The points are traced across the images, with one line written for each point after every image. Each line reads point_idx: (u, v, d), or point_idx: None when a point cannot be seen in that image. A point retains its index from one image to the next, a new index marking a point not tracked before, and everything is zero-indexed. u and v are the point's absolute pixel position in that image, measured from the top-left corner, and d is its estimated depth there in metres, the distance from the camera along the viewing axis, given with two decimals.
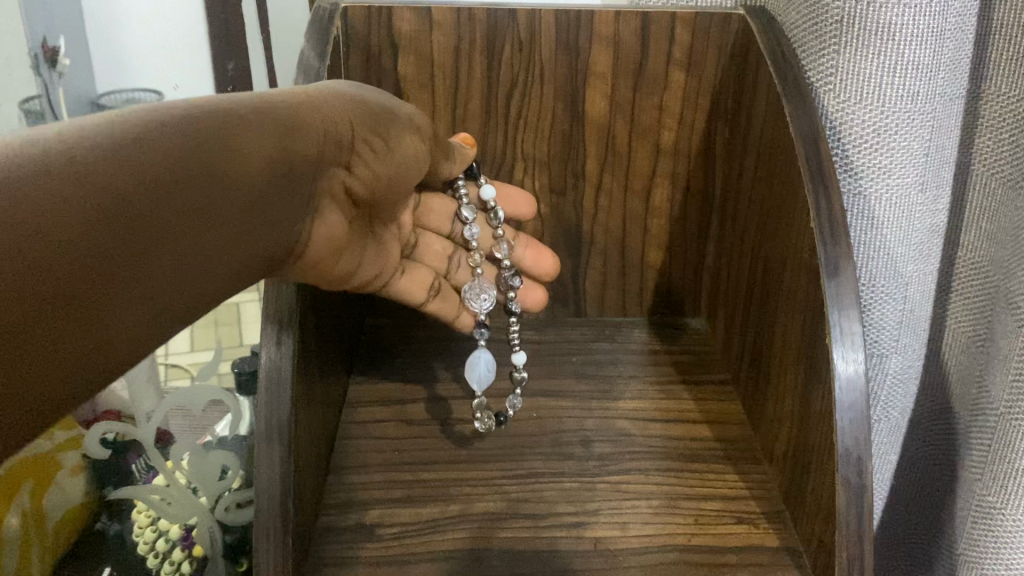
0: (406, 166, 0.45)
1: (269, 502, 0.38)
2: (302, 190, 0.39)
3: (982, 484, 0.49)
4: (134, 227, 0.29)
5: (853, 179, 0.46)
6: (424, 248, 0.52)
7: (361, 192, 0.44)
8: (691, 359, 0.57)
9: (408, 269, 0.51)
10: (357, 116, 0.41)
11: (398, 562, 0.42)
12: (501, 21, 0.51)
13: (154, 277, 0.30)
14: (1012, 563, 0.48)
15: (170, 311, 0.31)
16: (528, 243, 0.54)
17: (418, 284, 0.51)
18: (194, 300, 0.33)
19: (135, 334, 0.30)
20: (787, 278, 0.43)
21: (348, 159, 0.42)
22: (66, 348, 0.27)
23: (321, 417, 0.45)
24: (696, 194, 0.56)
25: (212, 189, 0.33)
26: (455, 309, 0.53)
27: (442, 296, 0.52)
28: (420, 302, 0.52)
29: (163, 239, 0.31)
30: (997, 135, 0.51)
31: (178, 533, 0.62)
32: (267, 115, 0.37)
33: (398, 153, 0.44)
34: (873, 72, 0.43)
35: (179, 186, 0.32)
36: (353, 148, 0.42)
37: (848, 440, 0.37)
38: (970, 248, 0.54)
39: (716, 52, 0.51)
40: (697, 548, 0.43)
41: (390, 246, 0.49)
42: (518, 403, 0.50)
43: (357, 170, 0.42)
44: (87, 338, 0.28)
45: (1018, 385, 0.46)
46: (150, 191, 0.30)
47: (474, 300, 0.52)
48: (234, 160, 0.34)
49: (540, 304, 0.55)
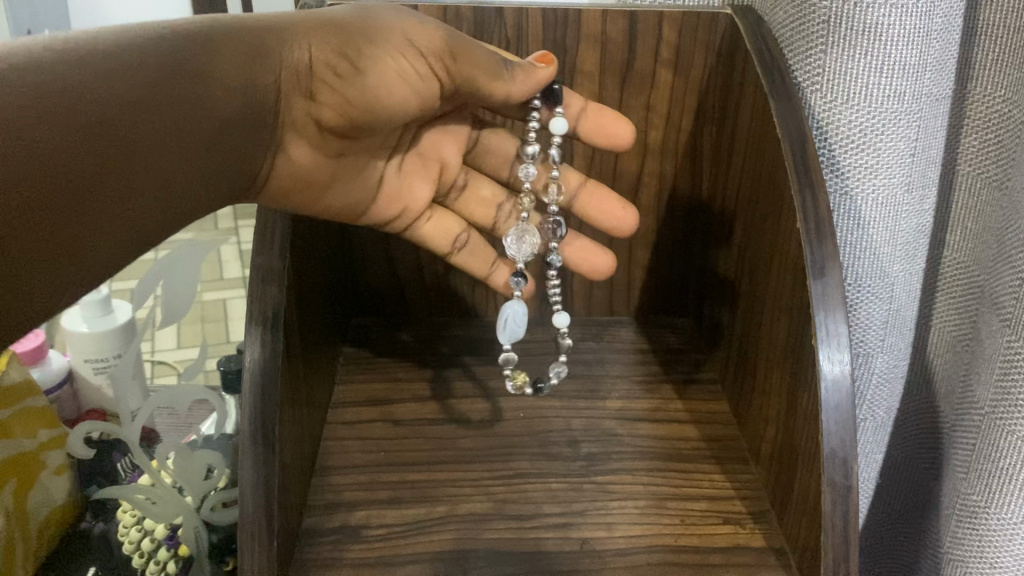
0: (390, 91, 0.44)
1: (253, 504, 0.37)
2: (259, 122, 0.42)
3: (966, 483, 0.49)
4: (106, 146, 0.34)
5: (840, 179, 0.46)
6: (471, 192, 0.55)
7: (331, 123, 0.45)
8: (678, 359, 0.57)
9: (438, 215, 0.53)
10: (318, 39, 0.43)
11: (384, 564, 0.42)
12: (488, 20, 0.51)
13: (117, 203, 0.35)
14: (996, 562, 0.48)
15: (130, 233, 0.36)
16: (591, 191, 0.52)
17: (444, 232, 0.53)
18: (154, 220, 0.37)
19: (93, 263, 0.34)
20: (772, 277, 0.44)
21: (313, 86, 0.43)
22: (44, 238, 0.31)
23: (306, 417, 0.45)
24: (684, 194, 0.56)
25: (166, 123, 0.36)
26: (484, 265, 0.55)
27: (472, 249, 0.54)
28: (445, 253, 0.54)
29: (128, 168, 0.35)
30: (983, 135, 0.51)
31: (163, 532, 0.60)
32: (201, 49, 0.38)
33: (371, 76, 0.43)
34: (859, 72, 0.43)
35: (138, 103, 0.35)
36: (314, 74, 0.43)
37: (833, 441, 0.37)
38: (956, 247, 0.54)
39: (703, 51, 0.51)
40: (683, 548, 0.43)
41: (417, 188, 0.52)
42: (561, 372, 0.50)
43: (322, 97, 0.44)
44: (62, 240, 0.32)
45: (1003, 385, 0.46)
46: (119, 115, 0.34)
47: (514, 244, 0.51)
48: (182, 94, 0.37)
49: (603, 268, 0.54)
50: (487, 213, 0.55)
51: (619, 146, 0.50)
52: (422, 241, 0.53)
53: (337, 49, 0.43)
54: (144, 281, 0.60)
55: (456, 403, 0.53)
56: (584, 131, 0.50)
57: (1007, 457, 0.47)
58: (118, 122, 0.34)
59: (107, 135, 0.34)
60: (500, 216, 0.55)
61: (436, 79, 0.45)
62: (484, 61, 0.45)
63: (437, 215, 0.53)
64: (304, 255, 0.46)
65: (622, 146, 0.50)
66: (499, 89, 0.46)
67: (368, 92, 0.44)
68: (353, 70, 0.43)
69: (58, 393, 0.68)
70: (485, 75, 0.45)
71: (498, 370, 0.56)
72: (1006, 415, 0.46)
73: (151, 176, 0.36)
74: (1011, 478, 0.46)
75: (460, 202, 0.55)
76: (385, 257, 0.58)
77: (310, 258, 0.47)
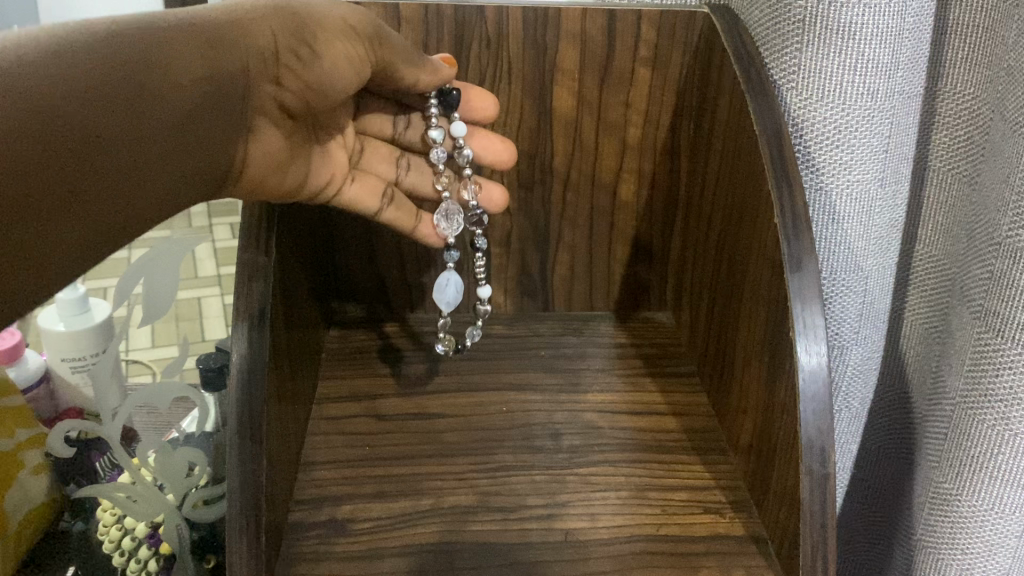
0: (338, 74, 0.45)
1: (240, 499, 0.37)
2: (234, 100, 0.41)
3: (938, 471, 0.51)
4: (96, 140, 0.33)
5: (816, 175, 0.47)
6: (370, 154, 0.54)
7: (294, 98, 0.45)
8: (657, 352, 0.58)
9: (358, 177, 0.52)
10: (276, 24, 0.42)
11: (371, 557, 0.42)
12: (469, 17, 0.51)
13: (105, 191, 0.34)
14: (967, 547, 0.50)
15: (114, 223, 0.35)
16: (472, 132, 0.53)
17: (370, 192, 0.52)
18: (140, 213, 0.37)
19: (80, 253, 0.33)
20: (749, 270, 0.44)
21: (276, 73, 0.43)
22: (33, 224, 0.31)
23: (291, 412, 0.45)
24: (661, 190, 0.57)
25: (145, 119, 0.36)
26: (411, 219, 0.54)
27: (397, 207, 0.53)
28: (373, 212, 0.53)
29: (112, 162, 0.34)
30: (953, 131, 0.52)
31: (145, 531, 0.61)
32: (179, 35, 0.38)
33: (329, 60, 0.44)
34: (834, 70, 0.44)
35: (123, 96, 0.34)
36: (279, 61, 0.43)
37: (811, 431, 0.38)
38: (927, 242, 0.55)
39: (681, 50, 0.52)
40: (665, 538, 0.44)
41: (337, 154, 0.51)
42: (476, 336, 0.52)
43: (286, 83, 0.44)
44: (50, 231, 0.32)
45: (974, 374, 0.47)
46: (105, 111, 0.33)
47: (445, 222, 0.53)
48: (162, 86, 0.36)
49: (502, 201, 0.54)
50: (389, 169, 0.55)
51: (487, 118, 0.52)
52: (350, 205, 0.52)
53: (293, 33, 0.42)
54: (123, 280, 0.60)
55: (438, 397, 0.53)
56: (461, 109, 0.52)
57: (977, 446, 0.48)
58: (116, 118, 0.34)
59: (106, 133, 0.34)
60: (403, 169, 0.55)
61: (364, 68, 0.45)
62: (403, 52, 0.46)
63: (358, 177, 0.52)
64: (287, 250, 0.46)
65: (495, 110, 0.52)
66: (407, 76, 0.47)
67: (331, 77, 0.45)
68: (312, 54, 0.43)
69: (35, 392, 0.68)
70: (401, 63, 0.46)
71: (480, 364, 0.56)
72: (976, 405, 0.47)
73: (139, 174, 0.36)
74: (982, 466, 0.48)
75: (367, 166, 0.54)
76: (367, 253, 0.58)
77: (294, 256, 0.47)
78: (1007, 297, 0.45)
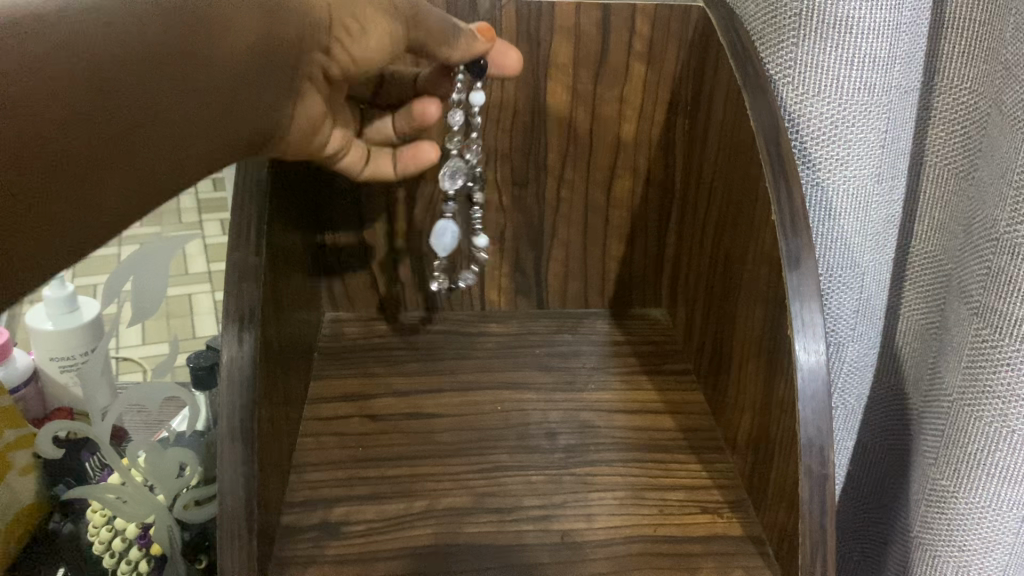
0: (380, 48, 0.44)
1: (231, 504, 0.37)
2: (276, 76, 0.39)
3: (935, 468, 0.50)
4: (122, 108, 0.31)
5: (812, 171, 0.46)
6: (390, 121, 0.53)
7: (336, 72, 0.44)
8: (653, 349, 0.57)
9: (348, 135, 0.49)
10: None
11: (365, 560, 0.42)
12: (462, 12, 0.51)
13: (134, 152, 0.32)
14: (965, 544, 0.50)
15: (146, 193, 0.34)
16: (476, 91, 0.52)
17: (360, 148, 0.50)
18: None
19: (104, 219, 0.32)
20: (747, 268, 0.44)
21: (327, 43, 0.42)
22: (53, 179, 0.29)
23: (282, 413, 0.45)
24: (656, 186, 0.57)
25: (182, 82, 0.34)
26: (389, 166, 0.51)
27: (376, 159, 0.51)
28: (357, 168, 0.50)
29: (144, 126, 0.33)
30: (950, 126, 0.52)
31: (134, 532, 0.60)
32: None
33: (374, 36, 0.43)
34: (830, 65, 0.44)
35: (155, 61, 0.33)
36: (329, 31, 0.42)
37: (810, 430, 0.38)
38: (924, 238, 0.55)
39: (676, 44, 0.52)
40: (662, 538, 0.44)
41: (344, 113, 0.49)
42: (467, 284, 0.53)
43: (334, 53, 0.43)
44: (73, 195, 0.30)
45: (971, 371, 0.47)
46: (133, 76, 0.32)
47: (447, 179, 0.49)
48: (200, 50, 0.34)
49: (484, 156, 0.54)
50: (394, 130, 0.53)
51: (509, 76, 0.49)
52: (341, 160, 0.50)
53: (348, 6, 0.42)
54: (112, 278, 0.59)
55: (433, 397, 0.53)
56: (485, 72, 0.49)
57: (975, 442, 0.47)
58: None
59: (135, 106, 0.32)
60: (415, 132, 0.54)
61: (397, 45, 0.44)
62: (438, 29, 0.45)
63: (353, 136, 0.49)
64: (278, 248, 0.45)
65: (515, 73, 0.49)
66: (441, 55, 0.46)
67: (368, 53, 0.44)
68: (360, 30, 0.43)
69: (23, 392, 0.66)
70: (436, 43, 0.45)
71: (474, 363, 0.56)
72: (973, 401, 0.47)
73: (178, 157, 0.35)
74: (979, 463, 0.47)
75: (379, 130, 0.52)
76: (357, 249, 0.57)
77: (284, 255, 0.46)
78: (1004, 293, 0.45)
